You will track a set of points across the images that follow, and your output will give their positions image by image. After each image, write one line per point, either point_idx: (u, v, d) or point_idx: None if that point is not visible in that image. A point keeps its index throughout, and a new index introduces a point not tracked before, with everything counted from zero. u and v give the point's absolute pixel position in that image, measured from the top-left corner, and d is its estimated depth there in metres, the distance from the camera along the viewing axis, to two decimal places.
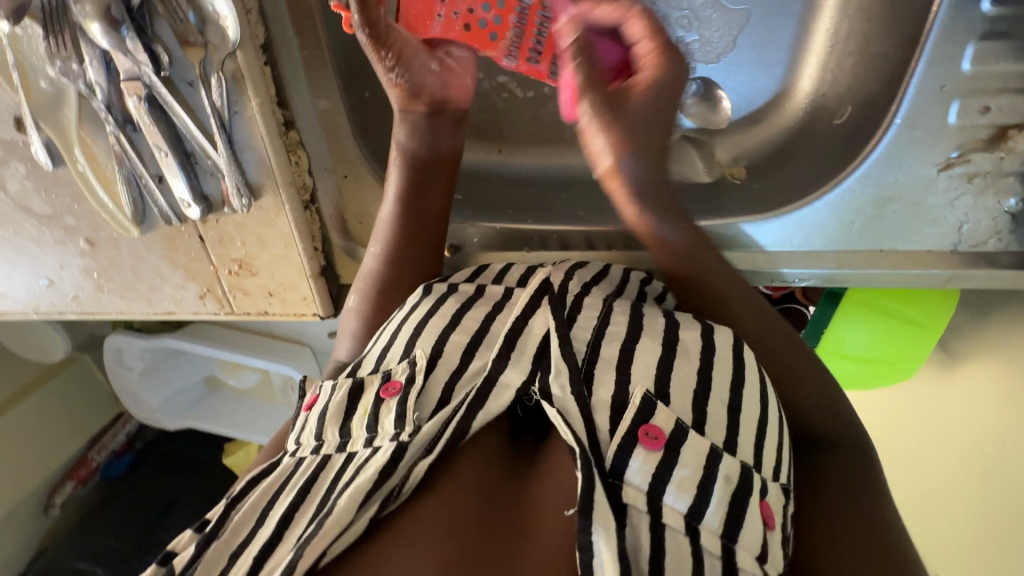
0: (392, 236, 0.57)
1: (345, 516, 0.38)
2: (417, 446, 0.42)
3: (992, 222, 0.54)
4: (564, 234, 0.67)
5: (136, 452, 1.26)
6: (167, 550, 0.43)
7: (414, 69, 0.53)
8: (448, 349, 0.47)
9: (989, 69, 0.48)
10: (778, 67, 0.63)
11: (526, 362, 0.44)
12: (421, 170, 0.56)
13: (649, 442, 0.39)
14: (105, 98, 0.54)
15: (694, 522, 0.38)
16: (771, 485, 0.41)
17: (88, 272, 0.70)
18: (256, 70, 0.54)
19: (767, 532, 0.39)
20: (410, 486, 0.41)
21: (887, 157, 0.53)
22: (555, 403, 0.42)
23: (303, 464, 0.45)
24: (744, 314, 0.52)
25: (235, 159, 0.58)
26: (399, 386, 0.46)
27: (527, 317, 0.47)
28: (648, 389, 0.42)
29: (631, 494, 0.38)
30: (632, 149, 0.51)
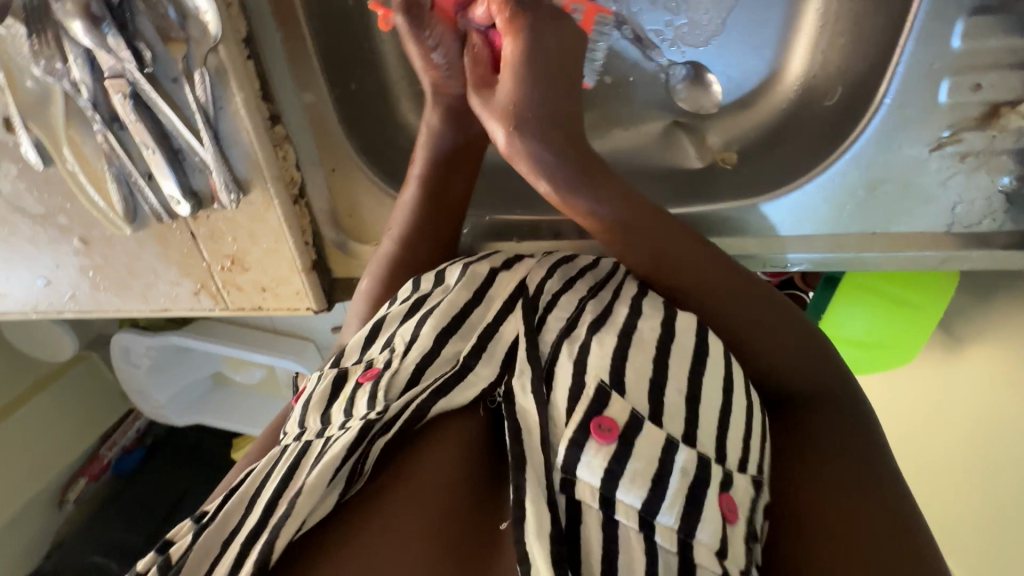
0: (413, 217, 0.57)
1: (313, 494, 0.39)
2: (382, 423, 0.42)
3: (986, 202, 0.53)
4: (556, 223, 0.66)
5: (146, 448, 1.27)
6: (165, 538, 0.44)
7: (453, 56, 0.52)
8: (423, 333, 0.47)
9: (981, 45, 0.47)
10: (768, 49, 0.62)
11: (498, 359, 0.45)
12: (451, 152, 0.56)
13: (602, 433, 0.40)
14: (91, 97, 0.54)
15: (649, 518, 0.38)
16: (736, 476, 0.41)
17: (83, 271, 0.71)
18: (239, 64, 0.54)
19: (727, 527, 0.39)
20: (371, 462, 0.42)
21: (878, 138, 0.53)
22: (515, 406, 0.42)
23: (286, 450, 0.46)
24: (748, 310, 0.49)
25: (222, 153, 0.58)
26: (376, 372, 0.46)
27: (498, 322, 0.47)
28: (602, 379, 0.42)
29: (584, 491, 0.39)
30: (537, 152, 0.43)
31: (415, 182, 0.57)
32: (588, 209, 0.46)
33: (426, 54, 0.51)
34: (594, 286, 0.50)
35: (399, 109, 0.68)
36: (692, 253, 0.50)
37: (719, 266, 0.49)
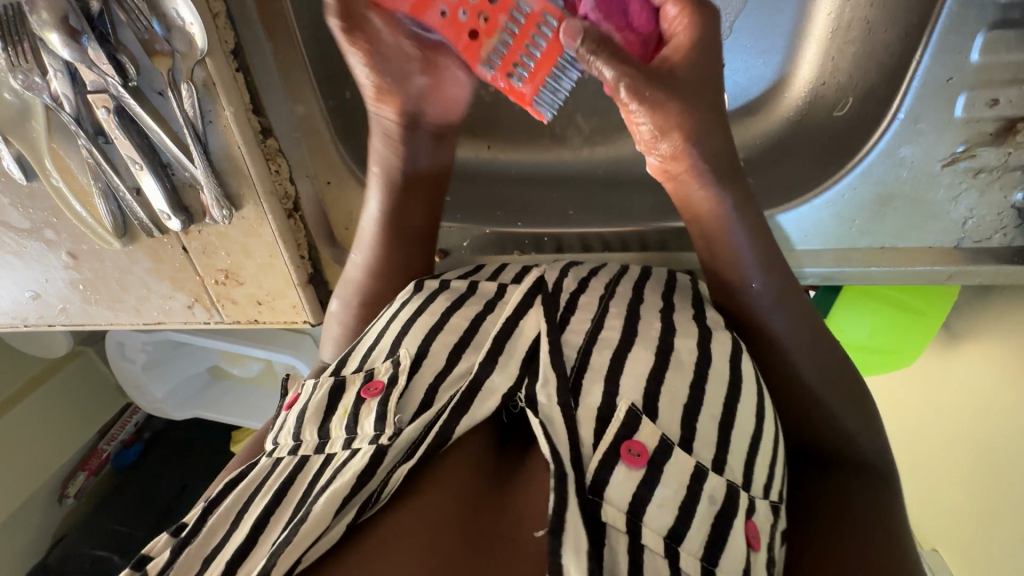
0: (377, 247, 0.55)
1: (321, 521, 0.37)
2: (396, 449, 0.41)
3: (998, 217, 0.52)
4: (558, 235, 0.65)
5: (145, 442, 1.25)
6: (141, 554, 0.42)
7: (391, 60, 0.49)
8: (433, 350, 0.46)
9: (1000, 59, 0.46)
10: (776, 55, 0.60)
11: (514, 366, 0.43)
12: (410, 179, 0.54)
13: (632, 458, 0.39)
14: (73, 111, 0.52)
15: (674, 545, 0.37)
16: (760, 502, 0.41)
17: (73, 284, 0.69)
18: (227, 77, 0.52)
19: (752, 555, 0.38)
20: (390, 491, 0.40)
21: (889, 151, 0.51)
22: (541, 412, 0.41)
23: (282, 465, 0.45)
24: (781, 316, 0.47)
25: (212, 168, 0.56)
26: (381, 387, 0.45)
27: (517, 318, 0.46)
28: (634, 403, 0.41)
29: (610, 513, 0.38)
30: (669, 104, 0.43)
31: (378, 211, 0.55)
32: (697, 178, 0.46)
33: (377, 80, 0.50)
34: (605, 293, 0.50)
35: None
36: (765, 246, 0.48)
37: (773, 262, 0.48)
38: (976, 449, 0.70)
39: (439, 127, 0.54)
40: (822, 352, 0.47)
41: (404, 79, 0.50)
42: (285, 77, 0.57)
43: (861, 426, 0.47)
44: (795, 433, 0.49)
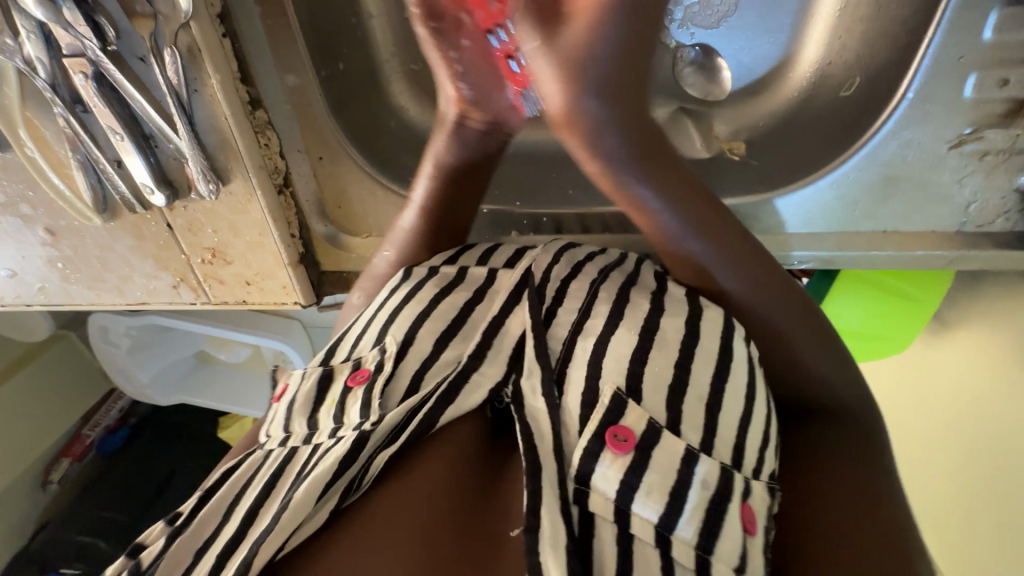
0: (408, 242, 0.54)
1: (302, 511, 0.37)
2: (378, 435, 0.40)
3: (1000, 202, 0.51)
4: (557, 216, 0.64)
5: (130, 428, 1.23)
6: (134, 543, 0.42)
7: (480, 82, 0.45)
8: (419, 335, 0.45)
9: (1011, 38, 0.45)
10: (782, 33, 0.59)
11: (502, 362, 0.43)
12: (454, 179, 0.52)
13: (617, 444, 0.38)
14: (49, 76, 0.49)
15: (665, 533, 0.37)
16: (754, 484, 0.41)
17: (52, 262, 0.66)
18: (214, 42, 0.49)
19: (748, 539, 0.38)
20: (371, 476, 0.40)
21: (897, 133, 0.50)
22: (525, 407, 0.40)
23: (271, 457, 0.44)
24: (778, 314, 0.46)
25: (197, 140, 0.53)
26: (367, 375, 0.44)
27: (506, 314, 0.45)
28: (619, 387, 0.40)
29: (597, 503, 0.37)
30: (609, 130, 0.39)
31: (415, 208, 0.53)
32: (628, 185, 0.42)
33: (457, 85, 0.45)
34: (596, 278, 0.48)
35: (389, 90, 0.63)
36: (748, 256, 0.46)
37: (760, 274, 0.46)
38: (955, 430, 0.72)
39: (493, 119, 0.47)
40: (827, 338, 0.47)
41: (483, 79, 0.45)
42: (274, 44, 0.53)
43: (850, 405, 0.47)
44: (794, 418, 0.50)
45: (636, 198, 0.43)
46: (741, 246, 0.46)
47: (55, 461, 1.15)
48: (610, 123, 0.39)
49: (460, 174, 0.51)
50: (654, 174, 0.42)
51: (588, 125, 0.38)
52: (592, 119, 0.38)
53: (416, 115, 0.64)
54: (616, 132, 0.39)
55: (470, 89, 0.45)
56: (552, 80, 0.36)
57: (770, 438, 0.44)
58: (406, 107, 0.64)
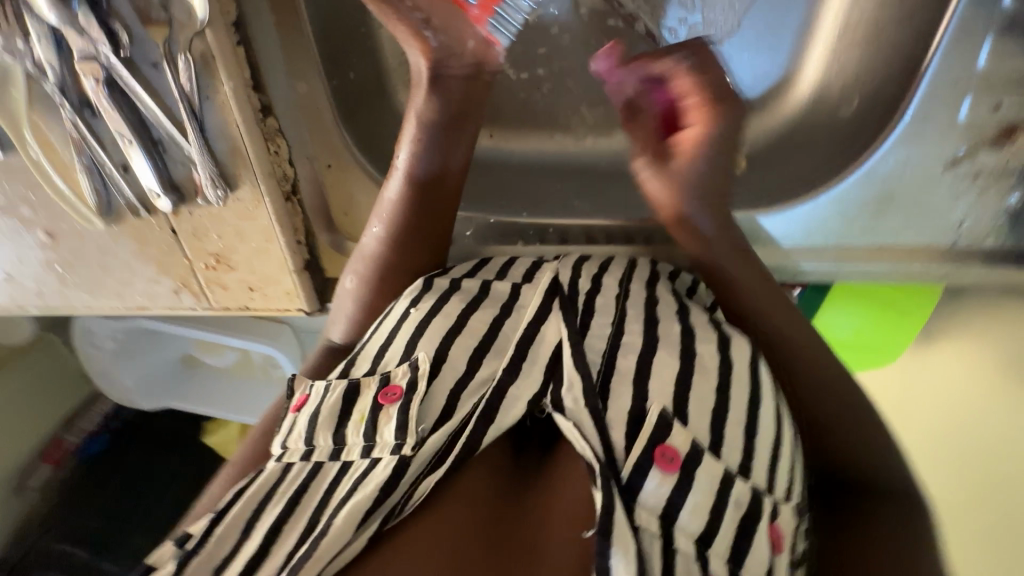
0: (399, 212, 0.56)
1: (344, 534, 0.40)
2: (419, 462, 0.44)
3: (991, 221, 0.53)
4: (563, 227, 0.65)
5: (112, 432, 1.16)
6: (147, 563, 0.43)
7: (451, 33, 0.51)
8: (452, 354, 0.49)
9: (1004, 65, 0.47)
10: (784, 52, 0.60)
11: (538, 372, 0.46)
12: (439, 139, 0.54)
13: (665, 463, 0.42)
14: (58, 80, 0.49)
15: (705, 549, 0.41)
16: (783, 506, 0.45)
17: (49, 266, 0.65)
18: (228, 50, 0.49)
19: (774, 556, 0.43)
20: (412, 503, 0.43)
21: (896, 152, 0.52)
22: (568, 415, 0.44)
23: (294, 469, 0.46)
24: (754, 288, 0.54)
25: (208, 147, 0.53)
26: (399, 392, 0.47)
27: (539, 322, 0.49)
28: (665, 407, 0.44)
29: (643, 516, 0.41)
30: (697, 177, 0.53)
31: (402, 176, 0.55)
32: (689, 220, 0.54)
33: (418, 29, 0.50)
34: (620, 292, 0.53)
35: (396, 101, 0.63)
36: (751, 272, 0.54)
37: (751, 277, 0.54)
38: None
39: (467, 70, 0.54)
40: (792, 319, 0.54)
41: (450, 31, 0.51)
42: (287, 55, 0.54)
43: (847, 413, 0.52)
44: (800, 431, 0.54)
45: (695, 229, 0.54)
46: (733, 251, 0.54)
47: (32, 465, 1.10)
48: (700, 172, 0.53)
49: (443, 135, 0.54)
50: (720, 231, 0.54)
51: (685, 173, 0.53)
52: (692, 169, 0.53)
53: None
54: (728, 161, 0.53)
55: (435, 36, 0.50)
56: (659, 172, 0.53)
57: (796, 460, 0.49)
58: None
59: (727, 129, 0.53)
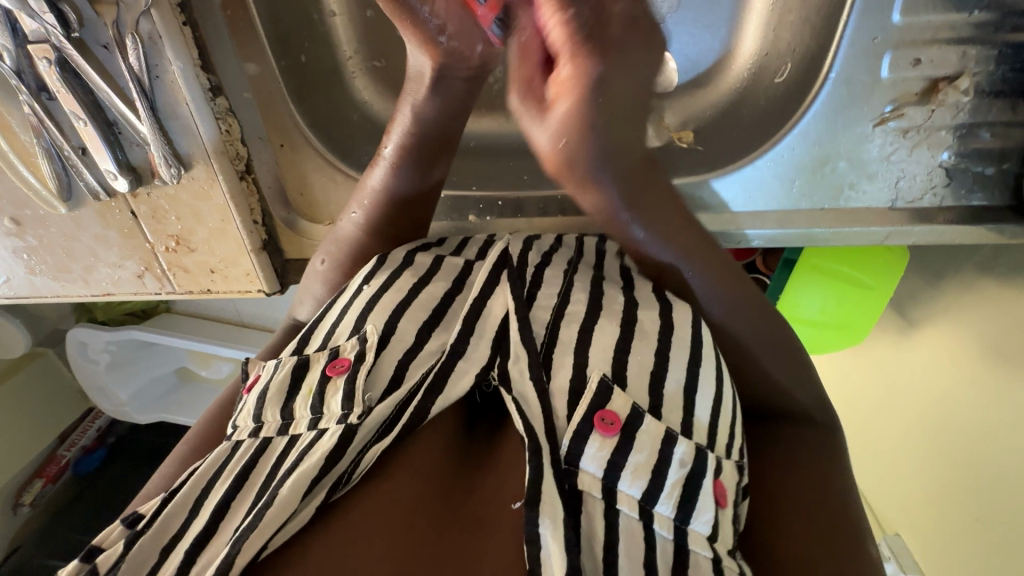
0: (380, 203, 0.56)
1: (287, 506, 0.39)
2: (369, 429, 0.44)
3: (927, 177, 0.54)
4: (517, 200, 0.67)
5: (108, 447, 1.20)
6: (91, 546, 0.43)
7: (465, 40, 0.48)
8: (401, 327, 0.49)
9: (918, 20, 0.49)
10: (720, 28, 0.63)
11: (488, 343, 0.47)
12: (427, 136, 0.53)
13: (605, 427, 0.43)
14: (14, 63, 0.51)
15: (649, 507, 0.41)
16: (725, 462, 0.45)
17: (18, 253, 0.67)
18: (174, 31, 0.51)
19: (720, 510, 0.42)
20: (360, 473, 0.43)
21: (826, 112, 0.53)
22: (514, 389, 0.45)
23: (241, 448, 0.47)
24: (719, 288, 0.51)
25: (161, 127, 0.55)
26: (347, 364, 0.47)
27: (485, 299, 0.49)
28: (605, 373, 0.45)
29: (586, 481, 0.42)
30: (593, 165, 0.42)
31: (386, 167, 0.55)
32: (598, 188, 0.44)
33: (431, 35, 0.47)
34: (569, 267, 0.54)
35: (352, 85, 0.67)
36: (687, 239, 0.50)
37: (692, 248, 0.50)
38: (933, 415, 0.73)
39: (470, 74, 0.50)
40: (736, 290, 0.51)
41: (461, 26, 0.47)
42: (235, 36, 0.57)
43: (782, 363, 0.52)
44: (757, 399, 0.54)
45: (605, 199, 0.45)
46: (658, 215, 0.48)
47: (27, 482, 1.09)
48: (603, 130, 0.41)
49: (432, 134, 0.53)
50: (635, 197, 0.46)
51: (574, 123, 0.40)
52: (585, 117, 0.40)
53: (380, 110, 0.68)
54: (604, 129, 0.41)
55: (446, 42, 0.47)
56: (538, 123, 0.42)
57: (738, 421, 0.49)
58: (370, 102, 0.68)
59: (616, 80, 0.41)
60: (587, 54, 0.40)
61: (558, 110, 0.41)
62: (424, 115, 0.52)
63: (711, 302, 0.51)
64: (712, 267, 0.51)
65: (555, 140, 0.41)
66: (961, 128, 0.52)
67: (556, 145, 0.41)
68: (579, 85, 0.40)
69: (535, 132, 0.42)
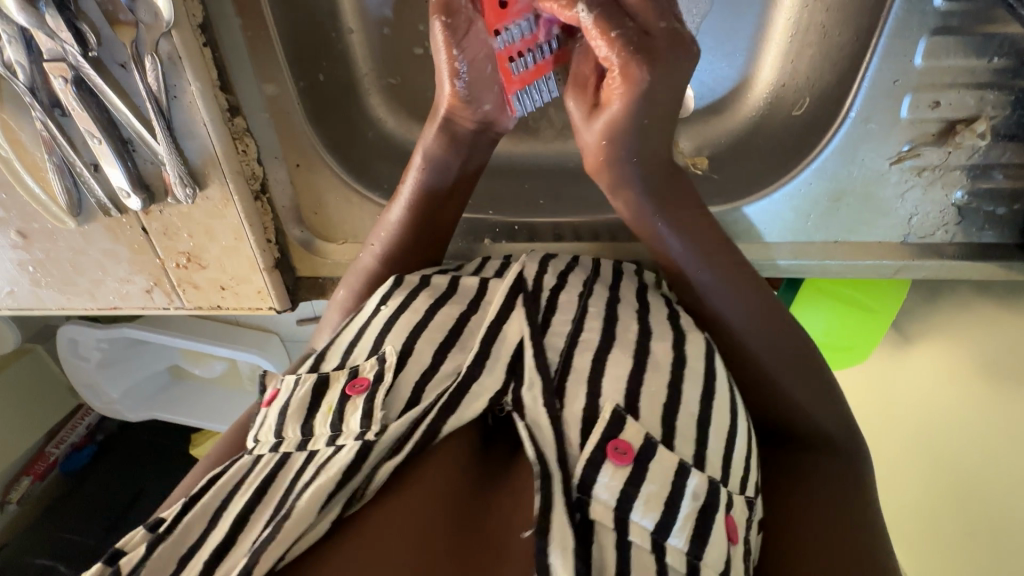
0: (397, 233, 0.57)
1: (305, 518, 0.40)
2: (382, 446, 0.44)
3: (939, 215, 0.55)
4: (531, 224, 0.67)
5: (98, 445, 1.17)
6: (116, 547, 0.43)
7: (478, 88, 0.50)
8: (418, 348, 0.49)
9: (939, 64, 0.49)
10: (739, 57, 0.63)
11: (501, 368, 0.47)
12: (446, 169, 0.55)
13: (618, 456, 0.43)
14: (28, 80, 0.51)
15: (661, 541, 0.41)
16: (737, 497, 0.45)
17: (22, 265, 0.66)
18: (194, 52, 0.51)
19: (730, 546, 0.43)
20: (373, 489, 0.43)
21: (843, 149, 0.54)
22: (526, 415, 0.45)
23: (261, 463, 0.46)
24: (760, 330, 0.51)
25: (176, 145, 0.55)
26: (366, 385, 0.47)
27: (501, 321, 0.50)
28: (617, 403, 0.45)
29: (598, 510, 0.42)
30: (632, 179, 0.50)
31: (405, 200, 0.56)
32: (629, 187, 0.50)
33: (452, 79, 0.49)
34: (585, 289, 0.54)
35: (367, 103, 0.66)
36: (713, 249, 0.52)
37: (704, 250, 0.51)
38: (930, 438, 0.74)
39: (484, 120, 0.52)
40: (766, 320, 0.51)
41: (479, 78, 0.50)
42: (254, 58, 0.56)
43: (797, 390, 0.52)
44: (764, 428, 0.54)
45: (634, 197, 0.51)
46: (691, 227, 0.51)
47: (14, 480, 1.06)
48: (638, 136, 0.48)
49: (448, 170, 0.55)
50: (659, 194, 0.51)
51: (614, 130, 0.48)
52: (621, 138, 0.48)
53: (394, 128, 0.67)
54: (637, 138, 0.48)
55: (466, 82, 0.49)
56: (586, 124, 0.49)
57: (751, 451, 0.49)
58: (385, 119, 0.67)
59: (660, 89, 0.46)
60: (637, 66, 0.45)
61: (609, 111, 0.47)
62: (434, 154, 0.54)
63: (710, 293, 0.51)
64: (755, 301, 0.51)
65: (597, 140, 0.49)
66: (975, 168, 0.52)
67: (598, 144, 0.49)
68: (625, 98, 0.46)
69: (585, 133, 0.50)
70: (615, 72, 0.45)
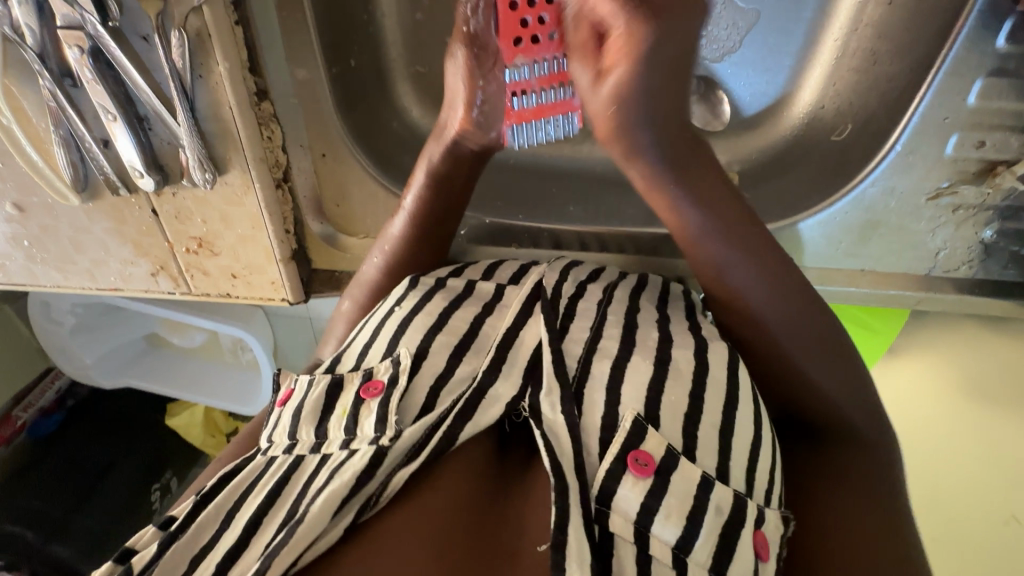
0: (399, 248, 0.55)
1: (319, 523, 0.39)
2: (395, 451, 0.43)
3: (966, 250, 0.56)
4: (557, 232, 0.65)
5: (67, 411, 1.07)
6: (125, 546, 0.42)
7: (494, 113, 0.47)
8: (433, 350, 0.48)
9: (989, 105, 0.49)
10: (780, 75, 0.63)
11: (517, 375, 0.46)
12: (450, 179, 0.53)
13: (639, 468, 0.42)
14: (37, 46, 0.47)
15: (682, 555, 0.40)
16: (766, 512, 0.44)
17: (15, 240, 0.62)
18: (226, 31, 0.48)
19: (760, 564, 0.42)
20: (388, 495, 0.42)
21: (883, 179, 0.54)
22: (543, 422, 0.44)
23: (274, 465, 0.45)
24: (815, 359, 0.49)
25: (197, 127, 0.51)
26: (381, 388, 0.46)
27: (518, 328, 0.48)
28: (638, 412, 0.44)
29: (616, 523, 0.40)
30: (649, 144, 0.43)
31: (406, 215, 0.55)
32: (640, 152, 0.44)
33: (470, 103, 0.47)
34: (603, 297, 0.53)
35: (397, 93, 0.64)
36: (776, 262, 0.48)
37: (774, 275, 0.48)
38: None
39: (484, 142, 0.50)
40: (823, 341, 0.49)
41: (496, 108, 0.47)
42: (287, 41, 0.53)
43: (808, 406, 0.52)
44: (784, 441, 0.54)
45: (669, 183, 0.45)
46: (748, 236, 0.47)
47: None
48: (650, 94, 0.40)
49: (450, 182, 0.53)
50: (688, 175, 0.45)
51: (624, 94, 0.40)
52: (639, 94, 0.40)
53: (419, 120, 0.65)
54: (650, 105, 0.41)
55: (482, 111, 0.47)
56: (589, 88, 0.41)
57: (774, 462, 0.48)
58: (410, 109, 0.65)
59: (670, 46, 0.38)
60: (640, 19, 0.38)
61: (612, 77, 0.40)
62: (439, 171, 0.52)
63: (761, 308, 0.48)
64: (813, 325, 0.48)
65: (609, 108, 0.41)
66: (1009, 209, 0.53)
67: (609, 112, 0.41)
68: (630, 61, 0.39)
69: (585, 90, 0.42)
70: (619, 31, 0.38)
